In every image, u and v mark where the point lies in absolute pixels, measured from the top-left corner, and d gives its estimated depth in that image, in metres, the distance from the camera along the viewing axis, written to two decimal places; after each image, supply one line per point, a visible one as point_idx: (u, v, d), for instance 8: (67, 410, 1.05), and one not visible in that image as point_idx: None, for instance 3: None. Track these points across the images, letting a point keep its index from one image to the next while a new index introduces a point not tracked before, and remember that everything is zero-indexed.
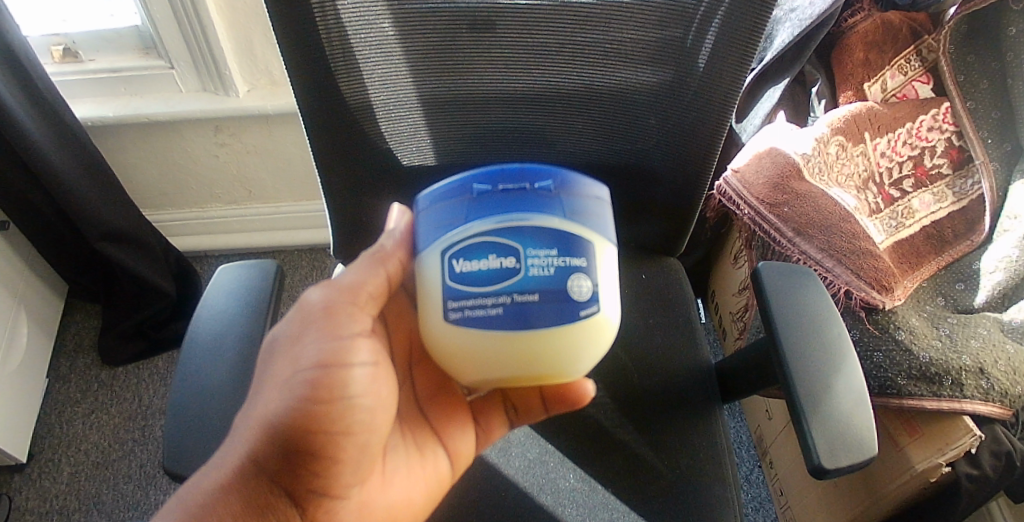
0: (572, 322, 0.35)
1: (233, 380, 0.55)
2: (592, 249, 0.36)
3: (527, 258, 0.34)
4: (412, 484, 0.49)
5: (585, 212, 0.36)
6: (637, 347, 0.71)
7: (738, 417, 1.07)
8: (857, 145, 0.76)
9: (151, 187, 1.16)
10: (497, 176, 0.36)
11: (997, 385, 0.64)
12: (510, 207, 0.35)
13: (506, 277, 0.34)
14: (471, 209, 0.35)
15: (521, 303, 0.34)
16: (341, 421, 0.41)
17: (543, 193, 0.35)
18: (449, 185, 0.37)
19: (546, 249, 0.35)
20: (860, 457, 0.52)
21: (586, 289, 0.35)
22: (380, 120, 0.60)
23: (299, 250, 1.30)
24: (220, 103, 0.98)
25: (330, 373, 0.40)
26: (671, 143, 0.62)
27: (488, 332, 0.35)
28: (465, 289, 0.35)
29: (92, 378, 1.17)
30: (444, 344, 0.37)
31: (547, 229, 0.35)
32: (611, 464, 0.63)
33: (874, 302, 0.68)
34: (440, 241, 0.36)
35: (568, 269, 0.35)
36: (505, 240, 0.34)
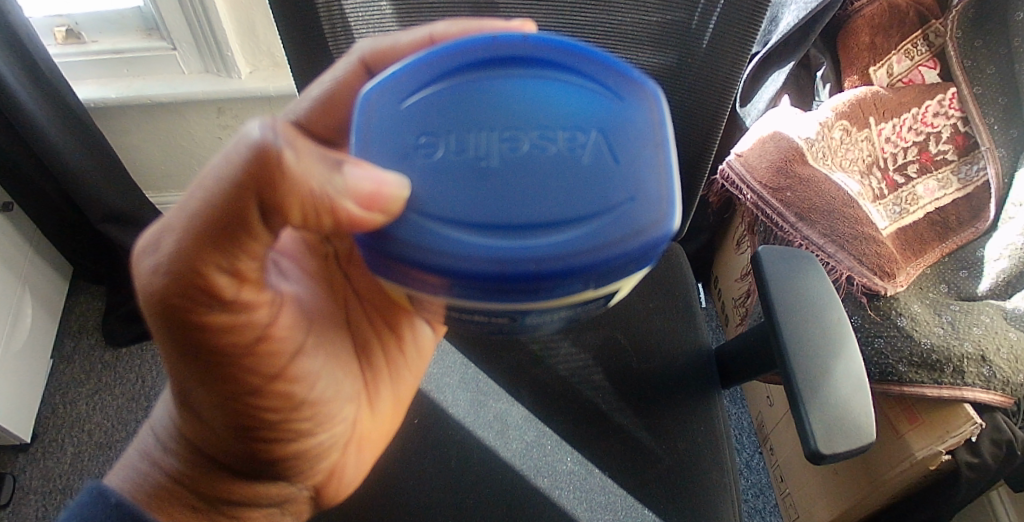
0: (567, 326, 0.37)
1: None
2: (610, 299, 0.33)
3: (524, 322, 0.32)
4: (399, 381, 0.51)
5: (612, 284, 0.30)
6: (635, 330, 0.70)
7: (740, 403, 1.06)
8: (862, 130, 0.75)
9: (154, 169, 1.17)
10: (501, 281, 0.28)
11: (998, 373, 0.63)
12: (514, 304, 0.29)
13: (502, 328, 0.34)
14: (463, 294, 0.29)
15: (512, 334, 0.35)
16: (297, 409, 0.40)
17: (561, 293, 0.29)
18: (432, 267, 0.28)
19: (551, 318, 0.32)
20: (857, 445, 0.52)
21: (588, 315, 0.35)
22: None
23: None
24: (221, 84, 0.98)
25: (253, 382, 0.37)
26: (673, 125, 0.61)
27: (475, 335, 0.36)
28: (451, 321, 0.34)
29: (97, 359, 1.18)
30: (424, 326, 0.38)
31: (558, 309, 0.31)
32: (609, 447, 0.63)
33: (875, 288, 0.68)
34: (414, 298, 0.31)
35: (574, 317, 0.34)
36: (505, 317, 0.31)
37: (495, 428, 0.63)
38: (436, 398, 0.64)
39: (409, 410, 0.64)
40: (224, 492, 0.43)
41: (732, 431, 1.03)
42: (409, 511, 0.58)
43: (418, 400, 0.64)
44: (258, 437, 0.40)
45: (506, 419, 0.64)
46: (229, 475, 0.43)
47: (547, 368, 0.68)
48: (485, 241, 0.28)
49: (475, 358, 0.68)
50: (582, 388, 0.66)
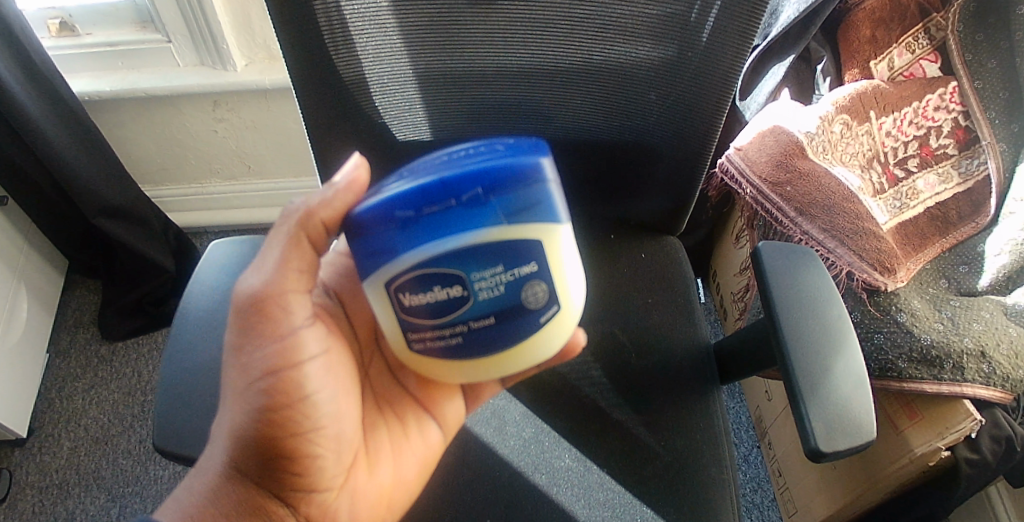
0: (534, 328, 0.37)
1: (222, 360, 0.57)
2: (539, 248, 0.36)
3: (473, 282, 0.35)
4: (402, 461, 0.50)
5: (528, 215, 0.35)
6: (634, 325, 0.69)
7: (738, 398, 1.06)
8: (863, 124, 0.74)
9: (150, 163, 1.16)
10: (418, 197, 0.33)
11: (998, 369, 0.63)
12: (442, 230, 0.34)
13: (458, 303, 0.35)
14: (400, 231, 0.34)
15: (479, 326, 0.36)
16: (309, 417, 0.42)
17: (472, 204, 0.34)
18: (371, 209, 0.35)
19: (489, 268, 0.35)
20: (858, 442, 0.51)
21: (541, 292, 0.37)
22: (375, 96, 0.59)
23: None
24: (217, 78, 0.97)
25: (281, 369, 0.41)
26: (673, 120, 0.60)
27: (457, 355, 0.37)
28: (423, 316, 0.36)
29: (93, 354, 1.17)
30: (420, 364, 0.39)
31: (486, 246, 0.34)
32: (608, 444, 0.62)
33: (875, 283, 0.67)
34: (380, 274, 0.36)
35: (518, 281, 0.36)
36: (446, 267, 0.35)
37: (492, 424, 0.63)
38: None
39: None
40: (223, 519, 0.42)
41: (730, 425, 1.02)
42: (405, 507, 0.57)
43: None
44: (272, 442, 0.41)
45: (504, 415, 0.63)
46: (234, 505, 0.43)
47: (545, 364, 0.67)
48: (406, 181, 0.35)
49: None
50: (580, 384, 0.66)
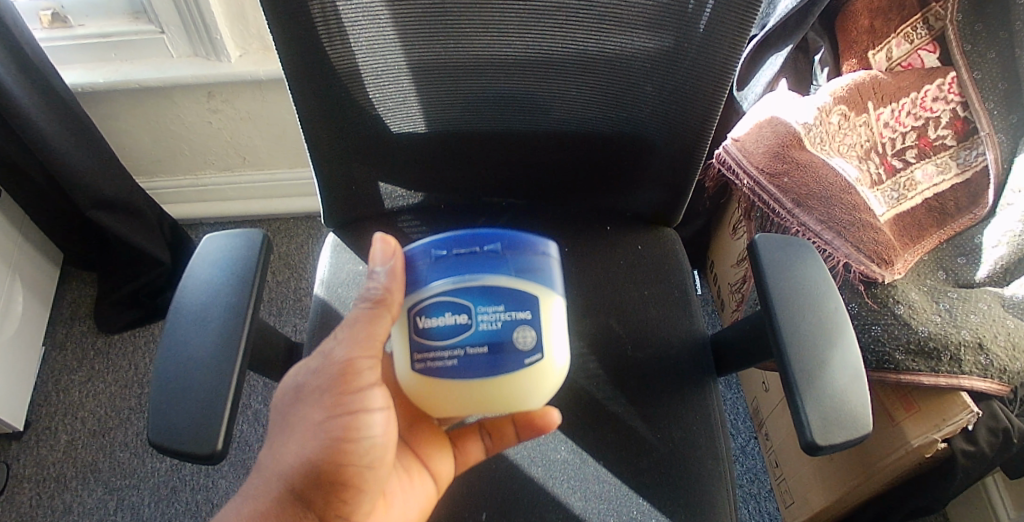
0: (519, 367, 0.41)
1: (216, 352, 0.56)
2: (536, 303, 0.42)
3: (478, 314, 0.41)
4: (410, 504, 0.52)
5: (532, 273, 0.42)
6: (631, 317, 0.69)
7: (735, 389, 1.05)
8: (860, 115, 0.74)
9: (145, 155, 1.15)
10: (453, 242, 0.42)
11: (995, 361, 0.63)
12: (463, 268, 0.41)
13: (462, 330, 0.41)
14: (432, 266, 0.42)
15: (475, 353, 0.41)
16: (366, 453, 0.44)
17: (492, 254, 0.41)
18: (415, 250, 0.44)
19: (493, 306, 0.41)
20: (854, 435, 0.51)
21: (530, 338, 0.41)
22: (368, 87, 0.59)
23: (295, 219, 1.27)
24: (211, 69, 0.96)
25: (355, 408, 0.43)
26: (669, 110, 0.60)
27: (452, 376, 0.41)
28: (431, 340, 0.41)
29: (88, 346, 1.16)
30: (421, 391, 0.43)
31: (494, 288, 0.41)
32: (604, 436, 0.62)
33: (873, 276, 0.67)
34: (408, 300, 0.43)
35: (513, 322, 0.41)
36: (459, 298, 0.41)
37: None
38: None
39: None
40: None
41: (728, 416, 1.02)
42: None
43: None
44: (335, 470, 0.43)
45: None
46: None
47: None
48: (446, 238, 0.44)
49: None
50: (576, 376, 0.65)
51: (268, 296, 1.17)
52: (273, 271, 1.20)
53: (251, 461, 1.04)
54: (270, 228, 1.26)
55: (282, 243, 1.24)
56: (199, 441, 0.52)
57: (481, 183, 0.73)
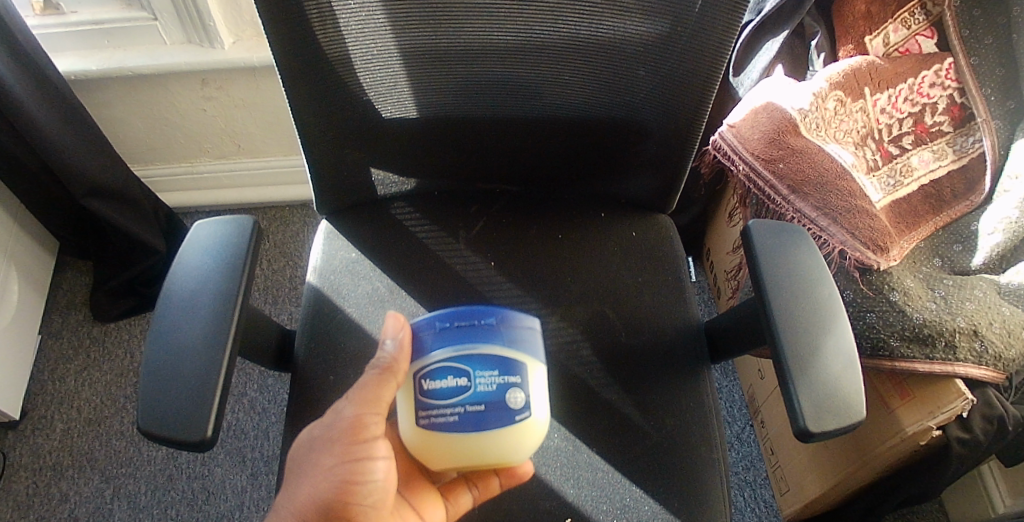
0: (512, 423, 0.43)
1: (208, 338, 0.56)
2: (527, 368, 0.44)
3: (476, 378, 0.42)
4: None
5: (523, 340, 0.44)
6: (624, 305, 0.68)
7: (731, 376, 1.05)
8: (857, 101, 0.74)
9: (140, 143, 1.14)
10: (454, 315, 0.44)
11: (990, 348, 0.62)
12: (463, 337, 0.43)
13: (461, 393, 0.42)
14: (433, 337, 0.44)
15: (473, 412, 0.42)
16: (370, 497, 0.45)
17: (488, 326, 0.43)
18: (419, 322, 0.45)
19: (490, 370, 0.42)
20: (848, 422, 0.50)
21: (521, 399, 0.43)
22: (360, 73, 0.58)
23: (291, 207, 1.27)
24: (205, 55, 0.96)
25: (362, 456, 0.45)
26: (663, 94, 0.59)
27: (451, 432, 0.42)
28: (433, 401, 0.42)
29: (85, 334, 1.15)
30: (421, 446, 0.44)
31: (490, 356, 0.43)
32: (598, 423, 0.62)
33: (868, 262, 0.66)
34: (414, 366, 0.44)
35: (506, 385, 0.43)
36: (459, 364, 0.42)
37: None
38: None
39: None
40: None
41: (723, 404, 1.02)
42: None
43: None
44: (342, 507, 0.44)
45: None
46: None
47: None
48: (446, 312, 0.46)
49: None
50: (569, 364, 0.65)
51: (264, 284, 1.16)
52: (268, 259, 1.19)
53: (248, 448, 1.04)
54: (265, 217, 1.25)
55: (277, 231, 1.23)
56: (188, 428, 0.51)
57: (474, 169, 0.72)
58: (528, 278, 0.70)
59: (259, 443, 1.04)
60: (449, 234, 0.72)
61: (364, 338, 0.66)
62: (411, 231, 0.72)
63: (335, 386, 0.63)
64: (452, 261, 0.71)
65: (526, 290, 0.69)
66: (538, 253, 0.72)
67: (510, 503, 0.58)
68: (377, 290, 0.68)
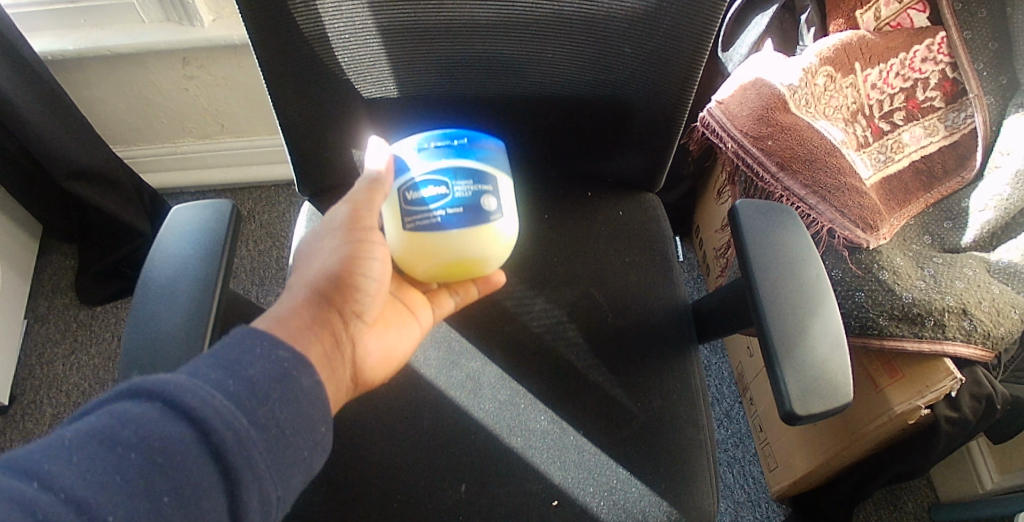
0: (487, 224, 0.46)
1: (187, 324, 0.55)
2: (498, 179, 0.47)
3: (453, 185, 0.44)
4: (392, 338, 0.52)
5: (495, 158, 0.47)
6: (611, 286, 0.67)
7: (720, 354, 1.04)
8: (847, 76, 0.72)
9: (121, 124, 1.11)
10: (429, 136, 0.46)
11: (979, 326, 0.62)
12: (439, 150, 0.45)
13: (440, 199, 0.44)
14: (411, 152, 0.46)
15: (452, 215, 0.45)
16: (370, 273, 0.48)
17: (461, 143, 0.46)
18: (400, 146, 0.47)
19: (464, 179, 0.45)
20: (834, 404, 0.50)
21: (494, 204, 0.46)
22: (338, 52, 0.56)
23: (276, 187, 1.26)
24: (186, 34, 0.93)
25: (363, 236, 0.47)
26: (650, 70, 0.58)
27: (434, 234, 0.45)
28: (415, 209, 0.45)
29: (71, 318, 1.14)
30: (407, 250, 0.46)
31: (465, 166, 0.45)
32: (585, 405, 0.61)
33: (857, 241, 0.66)
34: (396, 183, 0.46)
35: (480, 192, 0.45)
36: (437, 172, 0.45)
37: (468, 389, 0.62)
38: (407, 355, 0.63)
39: None
40: (300, 330, 0.43)
41: (712, 382, 1.01)
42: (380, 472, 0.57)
43: None
44: (347, 276, 0.47)
45: (479, 378, 0.62)
46: (308, 322, 0.44)
47: (521, 325, 0.65)
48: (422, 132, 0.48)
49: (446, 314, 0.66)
50: (557, 345, 0.64)
51: (249, 265, 1.15)
52: (253, 240, 1.18)
53: None
54: (250, 197, 1.24)
55: (262, 212, 1.22)
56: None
57: None
58: (514, 258, 0.69)
59: None
60: None
61: None
62: None
63: None
64: None
65: (514, 271, 0.68)
66: (524, 234, 0.70)
67: (496, 486, 0.57)
68: None
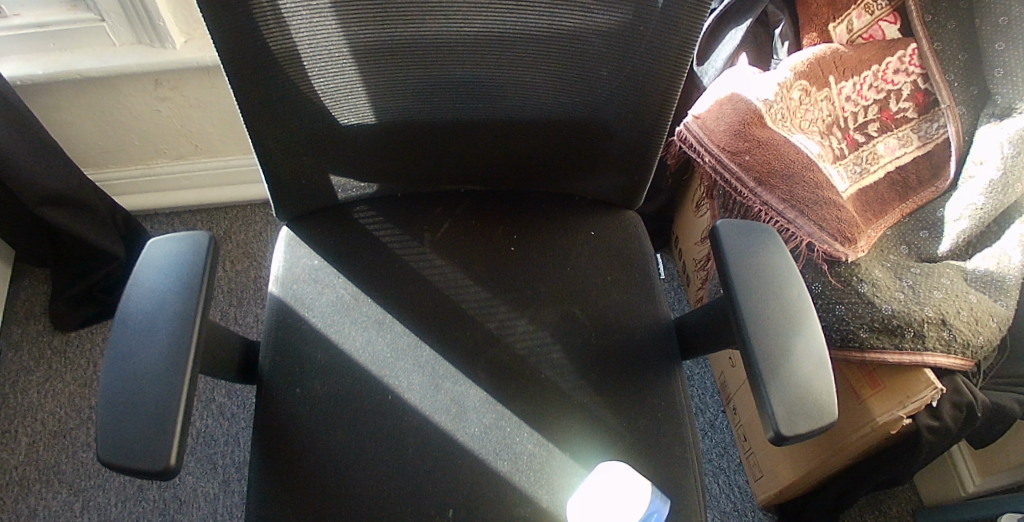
0: None
1: (166, 361, 0.53)
2: None
3: None
4: None
5: None
6: (593, 305, 0.67)
7: (702, 364, 1.04)
8: (822, 90, 0.72)
9: (93, 146, 1.09)
10: None
11: (958, 336, 0.62)
12: None
13: None
14: None
15: None
16: None
17: None
18: None
19: None
20: (820, 423, 0.50)
21: None
22: (314, 79, 0.56)
23: (252, 205, 1.24)
24: (156, 56, 0.92)
25: None
26: (628, 91, 0.58)
27: None
28: None
29: (45, 345, 1.11)
30: None
31: None
32: (570, 426, 0.61)
33: (836, 254, 0.66)
34: None
35: None
36: None
37: (452, 412, 0.61)
38: (389, 382, 0.62)
39: (360, 394, 0.61)
40: None
41: (695, 392, 1.01)
42: (364, 504, 0.56)
43: (372, 385, 0.62)
44: None
45: (463, 402, 0.62)
46: None
47: (504, 347, 0.65)
48: None
49: (427, 338, 0.65)
50: (540, 367, 0.63)
51: (226, 285, 1.13)
52: (230, 260, 1.17)
53: (219, 455, 1.01)
54: (226, 216, 1.22)
55: (239, 231, 1.20)
56: (149, 457, 0.49)
57: (437, 172, 0.70)
58: (496, 279, 0.69)
59: (230, 449, 1.02)
60: (413, 237, 0.71)
61: (331, 349, 0.64)
62: (375, 234, 0.70)
63: (302, 400, 0.61)
64: (416, 264, 0.69)
65: (495, 293, 0.68)
66: (506, 255, 0.70)
67: (483, 512, 0.56)
68: (340, 299, 0.66)
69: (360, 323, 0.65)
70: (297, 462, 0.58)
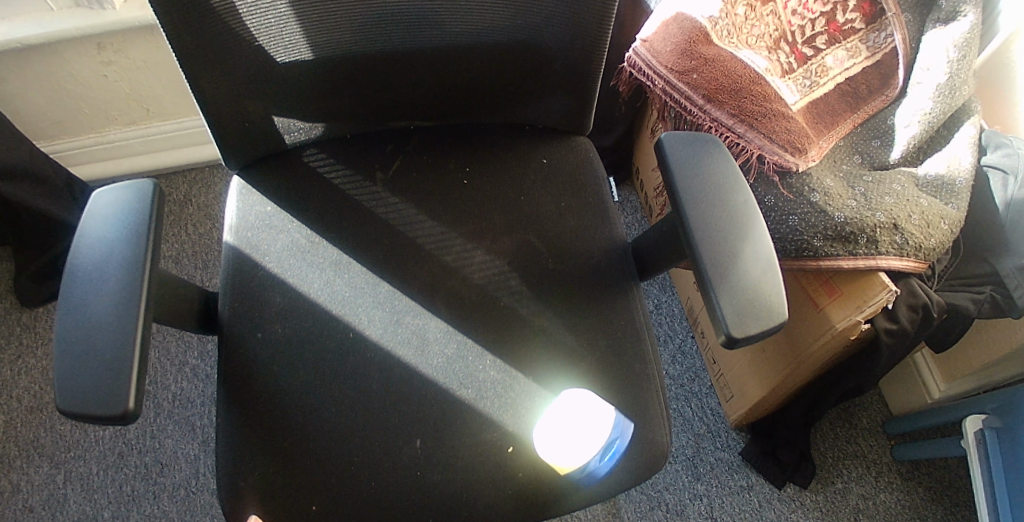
0: None
1: (117, 307, 0.52)
2: None
3: None
4: None
5: None
6: (550, 232, 0.67)
7: (670, 292, 1.05)
8: (767, 4, 0.74)
9: (43, 118, 1.07)
10: None
11: (910, 239, 0.63)
12: None
13: None
14: None
15: None
16: None
17: None
18: None
19: None
20: (769, 324, 0.50)
21: None
22: (245, 16, 0.54)
23: (210, 167, 1.23)
24: (96, 19, 0.91)
25: None
26: (564, 8, 0.57)
27: None
28: None
29: (14, 322, 1.10)
30: None
31: None
32: (529, 349, 0.61)
33: (787, 165, 0.68)
34: None
35: None
36: None
37: (413, 345, 0.61)
38: (349, 320, 0.62)
39: (320, 332, 0.62)
40: None
41: (663, 320, 1.02)
42: (330, 436, 0.57)
43: (331, 323, 0.62)
44: None
45: (424, 333, 0.62)
46: None
47: (461, 278, 0.65)
48: None
49: (385, 275, 0.65)
50: (498, 296, 0.64)
51: (190, 251, 1.13)
52: (192, 223, 1.16)
53: (195, 416, 1.02)
54: (185, 180, 1.21)
55: (198, 194, 1.20)
56: (107, 402, 0.47)
57: (384, 108, 0.69)
58: (452, 214, 0.69)
59: (206, 409, 1.03)
60: (366, 178, 0.70)
61: (287, 290, 0.64)
62: (325, 176, 0.70)
63: (262, 344, 0.61)
64: (370, 204, 0.69)
65: (451, 227, 0.68)
66: (460, 189, 0.70)
67: (446, 436, 0.57)
68: (296, 241, 0.66)
69: (316, 264, 0.65)
70: (260, 399, 0.59)
